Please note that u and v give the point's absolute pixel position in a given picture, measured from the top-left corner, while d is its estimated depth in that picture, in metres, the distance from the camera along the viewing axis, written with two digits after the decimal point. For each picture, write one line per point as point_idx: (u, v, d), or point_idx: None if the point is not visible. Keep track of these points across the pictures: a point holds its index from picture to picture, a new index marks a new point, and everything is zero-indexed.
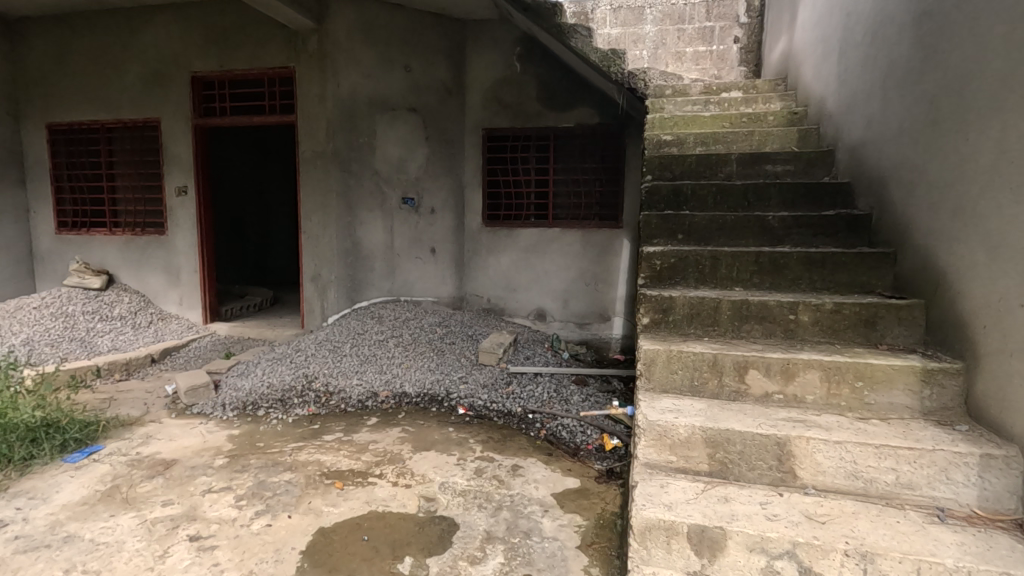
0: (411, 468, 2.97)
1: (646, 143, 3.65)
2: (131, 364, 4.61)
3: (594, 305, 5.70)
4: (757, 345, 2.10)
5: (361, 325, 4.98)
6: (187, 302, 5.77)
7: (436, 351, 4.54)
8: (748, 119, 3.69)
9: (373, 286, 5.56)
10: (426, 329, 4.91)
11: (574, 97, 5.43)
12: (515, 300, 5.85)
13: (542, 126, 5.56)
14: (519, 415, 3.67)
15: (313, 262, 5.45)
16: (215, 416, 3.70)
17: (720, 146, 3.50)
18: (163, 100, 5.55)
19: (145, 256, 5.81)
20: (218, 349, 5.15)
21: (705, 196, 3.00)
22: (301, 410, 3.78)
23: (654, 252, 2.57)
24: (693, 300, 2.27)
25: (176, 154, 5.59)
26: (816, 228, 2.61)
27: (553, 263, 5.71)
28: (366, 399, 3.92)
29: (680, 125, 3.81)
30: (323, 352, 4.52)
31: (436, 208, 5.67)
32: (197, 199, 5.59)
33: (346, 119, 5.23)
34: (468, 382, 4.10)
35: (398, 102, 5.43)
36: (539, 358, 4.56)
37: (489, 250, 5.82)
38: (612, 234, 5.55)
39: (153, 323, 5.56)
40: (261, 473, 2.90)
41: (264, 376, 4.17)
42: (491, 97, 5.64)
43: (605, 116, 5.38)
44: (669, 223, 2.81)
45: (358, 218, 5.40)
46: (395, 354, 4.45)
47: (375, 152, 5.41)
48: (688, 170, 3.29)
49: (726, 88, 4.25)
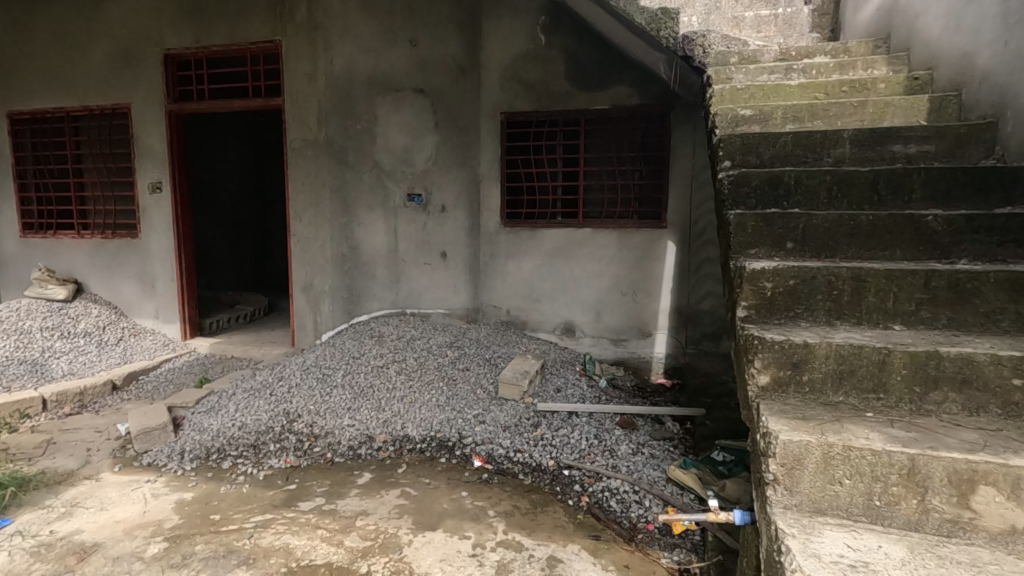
0: (409, 563, 2.17)
1: (718, 120, 2.80)
2: (85, 395, 3.89)
3: (632, 318, 4.86)
4: (976, 435, 1.26)
5: (357, 345, 4.16)
6: (164, 315, 5.04)
7: (446, 379, 3.71)
8: (852, 87, 2.83)
9: (375, 298, 4.81)
10: (434, 349, 4.07)
11: (609, 74, 4.60)
12: (539, 311, 5.04)
13: (571, 109, 4.71)
14: (551, 471, 2.88)
15: (304, 269, 4.70)
16: (169, 470, 2.95)
17: (819, 122, 2.65)
18: (133, 83, 4.82)
19: (117, 261, 5.09)
20: (192, 372, 4.41)
21: (817, 186, 2.15)
22: (277, 461, 3.02)
23: (763, 270, 1.74)
24: (845, 348, 1.44)
25: (149, 144, 4.85)
26: (1005, 233, 1.76)
27: (584, 270, 4.89)
28: (360, 446, 3.15)
29: (759, 97, 2.96)
30: (309, 381, 3.72)
31: (448, 205, 4.86)
32: (173, 197, 4.86)
33: (342, 103, 4.51)
34: (486, 423, 3.29)
35: (402, 82, 4.65)
36: (574, 389, 3.69)
37: (509, 255, 5.00)
38: (654, 236, 4.71)
39: (122, 340, 4.84)
40: (205, 570, 2.12)
41: (236, 414, 3.40)
42: (510, 75, 4.80)
43: (646, 95, 4.55)
44: (771, 227, 1.97)
45: (355, 218, 4.65)
46: (396, 383, 3.63)
47: (376, 141, 4.65)
48: (784, 154, 2.43)
49: (808, 53, 3.37)
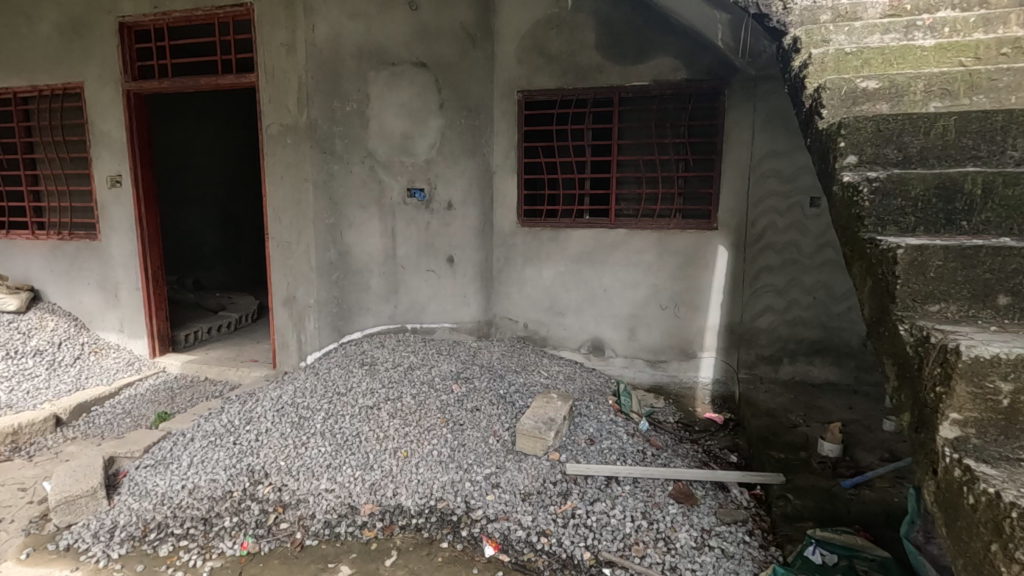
0: None
1: (823, 98, 2.01)
2: (20, 435, 3.24)
3: (673, 335, 4.11)
4: None
5: (344, 376, 3.45)
6: (130, 329, 4.38)
7: (450, 424, 2.98)
8: (1015, 49, 2.03)
9: (370, 311, 4.09)
10: (437, 382, 3.33)
11: (649, 44, 3.81)
12: (562, 326, 4.31)
13: (603, 85, 3.93)
14: (588, 569, 2.17)
15: (284, 279, 3.93)
16: (90, 558, 2.28)
17: (980, 98, 1.86)
18: (85, 57, 4.09)
19: (76, 266, 4.42)
20: (155, 402, 3.75)
21: (1019, 199, 1.40)
22: (230, 545, 2.34)
23: (999, 357, 0.98)
24: None
25: (106, 131, 4.14)
26: None
27: (616, 278, 4.14)
28: (339, 521, 2.46)
29: (876, 65, 2.15)
30: (282, 424, 3.01)
31: (455, 201, 4.12)
32: (135, 193, 4.15)
33: (327, 80, 3.73)
34: (500, 488, 2.58)
35: (401, 55, 3.89)
36: (610, 440, 2.94)
37: (526, 260, 4.27)
38: (702, 239, 3.93)
39: (80, 360, 4.19)
40: None
41: (188, 473, 2.72)
42: (529, 46, 4.02)
43: (694, 70, 3.75)
44: (971, 270, 1.22)
45: (345, 218, 3.92)
46: (388, 430, 2.92)
47: (369, 126, 3.89)
48: (942, 145, 1.67)
49: (927, 7, 2.48)
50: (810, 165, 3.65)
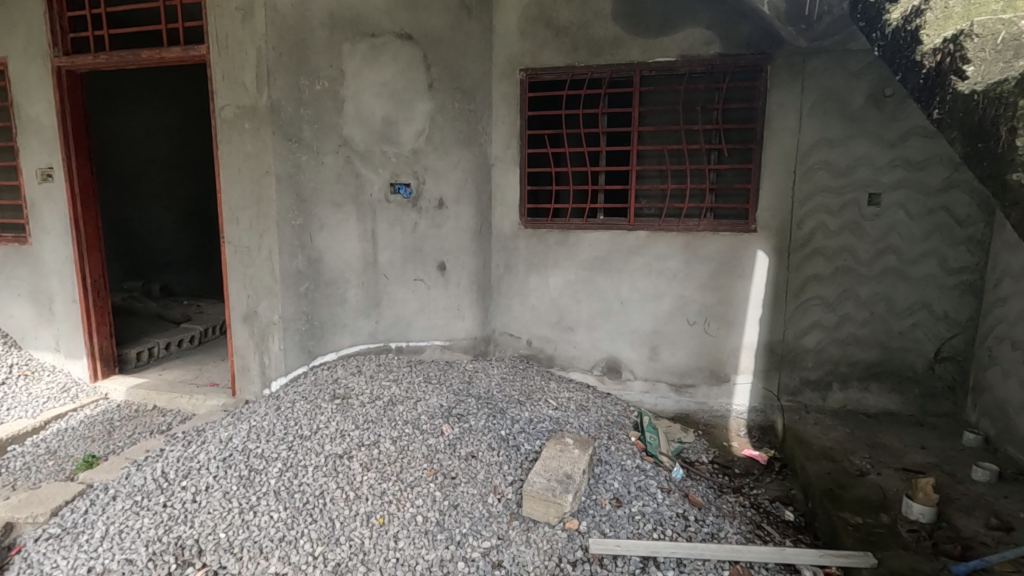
0: None
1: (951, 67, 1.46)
2: None
3: (702, 355, 3.51)
4: None
5: (311, 413, 2.84)
6: (67, 348, 3.75)
7: (439, 478, 2.37)
8: None
9: (346, 328, 3.48)
10: (423, 422, 2.72)
11: (677, 12, 3.21)
12: (571, 344, 3.71)
13: (622, 62, 3.33)
14: None
15: (243, 292, 3.31)
16: None
17: None
18: (8, 29, 3.46)
19: (6, 274, 3.80)
20: (87, 439, 3.13)
21: None
22: None
23: None
24: None
25: (35, 114, 3.51)
26: None
27: (634, 289, 3.54)
28: None
29: None
30: (227, 481, 2.40)
31: (446, 199, 3.53)
32: (68, 187, 3.51)
33: (292, 52, 3.09)
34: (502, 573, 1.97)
35: (381, 24, 3.27)
36: (641, 500, 2.34)
37: (530, 268, 3.68)
38: (737, 243, 3.34)
39: (5, 386, 3.56)
40: None
41: (98, 551, 2.10)
42: (533, 16, 3.42)
43: (731, 42, 3.15)
44: None
45: (316, 218, 3.29)
46: (359, 489, 2.31)
47: (344, 109, 3.27)
48: None
49: None
50: (869, 155, 3.07)
